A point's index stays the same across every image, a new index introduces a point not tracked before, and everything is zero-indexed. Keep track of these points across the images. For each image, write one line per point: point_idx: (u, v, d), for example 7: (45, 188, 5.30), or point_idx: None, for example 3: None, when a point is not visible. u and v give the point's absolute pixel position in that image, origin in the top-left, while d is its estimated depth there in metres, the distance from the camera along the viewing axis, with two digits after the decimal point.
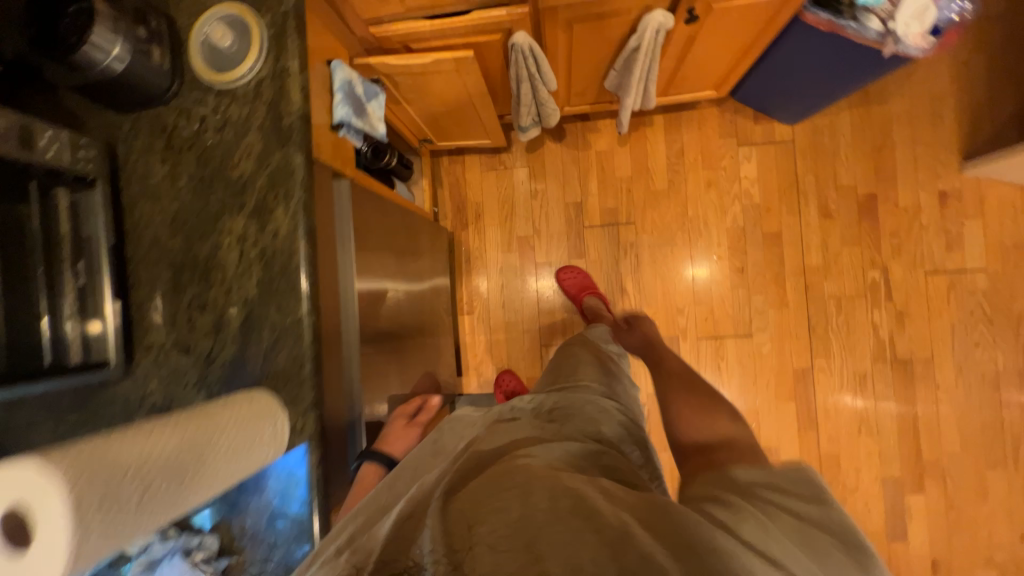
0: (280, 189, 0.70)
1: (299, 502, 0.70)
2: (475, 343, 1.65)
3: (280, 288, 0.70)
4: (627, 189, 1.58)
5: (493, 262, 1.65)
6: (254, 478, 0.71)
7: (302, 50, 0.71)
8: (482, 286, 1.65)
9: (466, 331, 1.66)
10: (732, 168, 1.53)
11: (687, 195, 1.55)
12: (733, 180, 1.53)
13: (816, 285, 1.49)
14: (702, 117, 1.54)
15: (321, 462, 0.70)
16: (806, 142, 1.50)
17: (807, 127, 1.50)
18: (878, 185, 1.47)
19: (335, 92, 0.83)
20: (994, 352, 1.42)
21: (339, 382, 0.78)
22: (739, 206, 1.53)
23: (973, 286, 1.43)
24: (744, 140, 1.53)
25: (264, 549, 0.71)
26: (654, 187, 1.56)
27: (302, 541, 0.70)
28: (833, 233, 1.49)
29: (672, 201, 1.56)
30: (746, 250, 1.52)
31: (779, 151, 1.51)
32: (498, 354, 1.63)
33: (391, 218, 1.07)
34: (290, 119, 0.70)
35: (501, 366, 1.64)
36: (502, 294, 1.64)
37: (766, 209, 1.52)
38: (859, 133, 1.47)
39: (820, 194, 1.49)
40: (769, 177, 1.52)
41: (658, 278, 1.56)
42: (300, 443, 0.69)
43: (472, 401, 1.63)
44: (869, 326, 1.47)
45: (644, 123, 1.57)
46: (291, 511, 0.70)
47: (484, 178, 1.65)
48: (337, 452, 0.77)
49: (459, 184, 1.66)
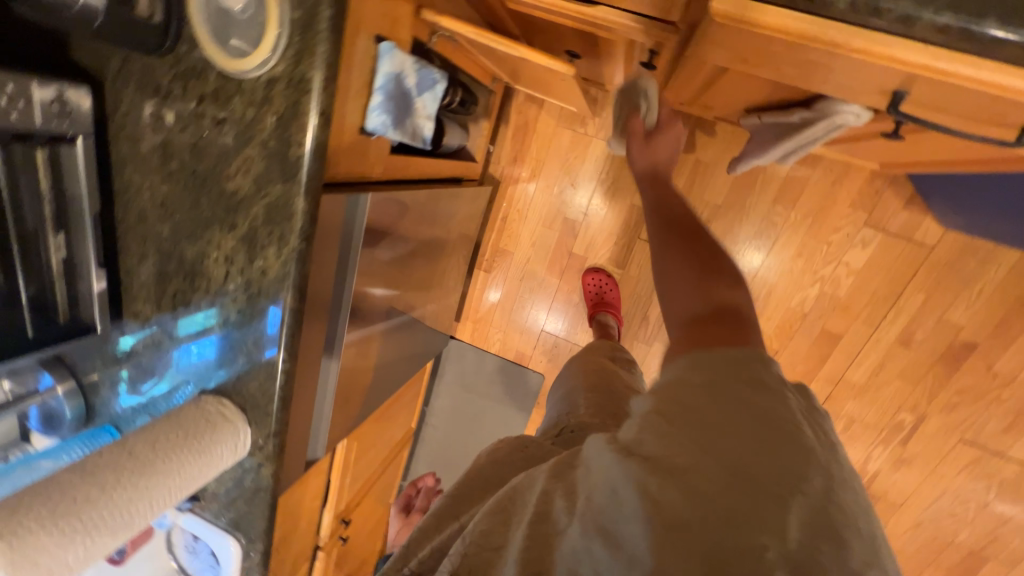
0: (274, 228, 0.60)
1: (251, 493, 0.78)
2: (479, 302, 1.64)
3: (261, 324, 0.65)
4: (706, 217, 1.33)
5: (529, 231, 1.51)
6: None
7: (330, 57, 0.51)
8: (508, 249, 1.54)
9: (477, 284, 1.61)
10: (838, 247, 1.26)
11: (767, 254, 1.32)
12: (828, 259, 1.28)
13: (839, 400, 1.37)
14: (840, 171, 1.22)
15: (273, 476, 0.75)
16: (943, 255, 1.20)
17: (957, 238, 1.18)
18: (988, 338, 1.22)
19: (375, 87, 0.63)
20: (964, 530, 1.38)
21: (309, 401, 0.79)
22: (816, 290, 1.31)
23: (999, 473, 1.31)
24: (873, 221, 1.23)
25: (218, 508, 0.80)
26: (737, 230, 1.32)
27: (249, 516, 0.80)
28: (896, 362, 1.30)
29: (747, 252, 1.33)
30: (792, 337, 1.36)
31: (905, 251, 1.22)
32: (498, 320, 1.63)
33: (422, 206, 0.94)
34: (300, 150, 0.55)
35: (497, 330, 1.65)
36: (525, 266, 1.55)
37: (842, 305, 1.30)
38: (1012, 272, 1.17)
39: (914, 318, 1.26)
40: (871, 274, 1.26)
41: None
42: (257, 457, 0.74)
43: (460, 347, 1.68)
44: (862, 456, 1.41)
45: None
46: (243, 495, 0.78)
47: (556, 135, 1.39)
48: (297, 451, 0.83)
49: (527, 130, 1.40)
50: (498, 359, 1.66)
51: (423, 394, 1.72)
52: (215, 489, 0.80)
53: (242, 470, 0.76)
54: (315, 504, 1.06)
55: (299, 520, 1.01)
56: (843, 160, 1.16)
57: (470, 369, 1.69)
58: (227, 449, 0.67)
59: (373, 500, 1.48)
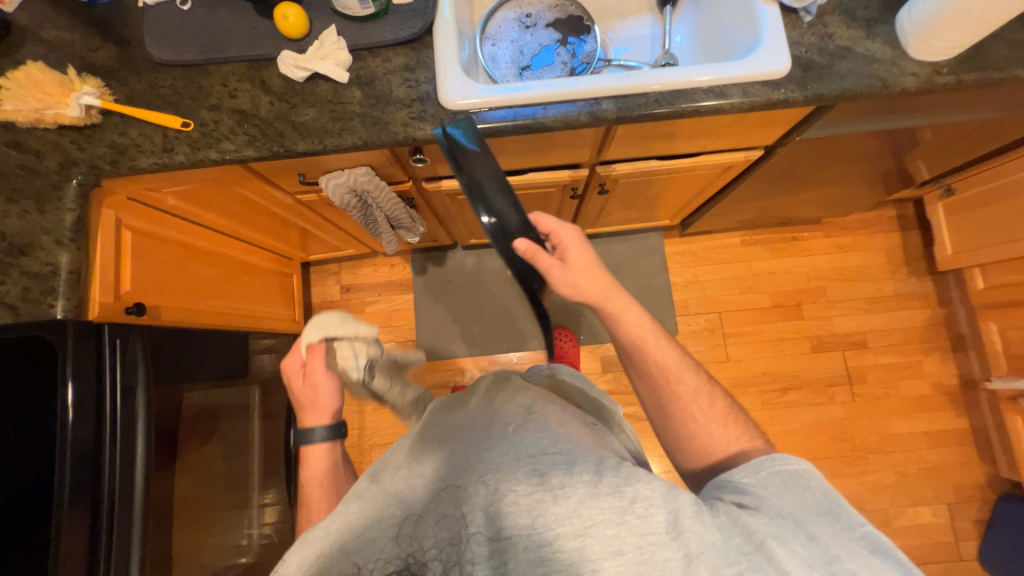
0: None
1: (870, 72, 0.74)
2: (709, 247, 1.67)
3: None
4: (888, 391, 1.57)
5: (793, 262, 1.65)
6: (877, 34, 0.77)
7: None
8: (767, 253, 1.66)
9: (720, 239, 1.67)
10: (925, 497, 1.50)
11: (888, 452, 1.53)
12: (914, 498, 1.50)
13: None
14: (967, 462, 1.52)
15: (900, 88, 0.74)
16: (958, 569, 1.46)
17: (973, 566, 1.46)
18: None
19: None
20: None
21: (916, 106, 0.86)
22: (886, 502, 1.50)
23: None
24: (952, 509, 1.50)
25: (813, 44, 0.76)
26: (891, 420, 1.55)
27: (836, 75, 0.75)
28: None
29: (878, 435, 1.54)
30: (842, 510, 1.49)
31: (945, 541, 1.48)
32: (699, 271, 1.66)
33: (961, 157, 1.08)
34: None
35: (688, 275, 1.65)
36: (762, 273, 1.65)
37: (885, 523, 1.48)
38: None
39: None
40: (921, 530, 1.48)
41: (798, 423, 1.55)
42: (921, 70, 0.74)
43: (657, 246, 1.66)
44: None
45: (955, 408, 1.56)
46: (857, 61, 0.75)
47: (876, 252, 1.65)
48: (862, 111, 0.84)
49: (869, 227, 1.67)
50: (664, 287, 1.64)
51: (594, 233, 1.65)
52: (838, 37, 0.76)
53: (890, 57, 0.75)
54: (684, 147, 0.94)
55: (701, 134, 0.88)
56: (990, 452, 1.50)
57: (639, 265, 1.66)
58: (946, 40, 0.70)
59: (539, 215, 1.27)
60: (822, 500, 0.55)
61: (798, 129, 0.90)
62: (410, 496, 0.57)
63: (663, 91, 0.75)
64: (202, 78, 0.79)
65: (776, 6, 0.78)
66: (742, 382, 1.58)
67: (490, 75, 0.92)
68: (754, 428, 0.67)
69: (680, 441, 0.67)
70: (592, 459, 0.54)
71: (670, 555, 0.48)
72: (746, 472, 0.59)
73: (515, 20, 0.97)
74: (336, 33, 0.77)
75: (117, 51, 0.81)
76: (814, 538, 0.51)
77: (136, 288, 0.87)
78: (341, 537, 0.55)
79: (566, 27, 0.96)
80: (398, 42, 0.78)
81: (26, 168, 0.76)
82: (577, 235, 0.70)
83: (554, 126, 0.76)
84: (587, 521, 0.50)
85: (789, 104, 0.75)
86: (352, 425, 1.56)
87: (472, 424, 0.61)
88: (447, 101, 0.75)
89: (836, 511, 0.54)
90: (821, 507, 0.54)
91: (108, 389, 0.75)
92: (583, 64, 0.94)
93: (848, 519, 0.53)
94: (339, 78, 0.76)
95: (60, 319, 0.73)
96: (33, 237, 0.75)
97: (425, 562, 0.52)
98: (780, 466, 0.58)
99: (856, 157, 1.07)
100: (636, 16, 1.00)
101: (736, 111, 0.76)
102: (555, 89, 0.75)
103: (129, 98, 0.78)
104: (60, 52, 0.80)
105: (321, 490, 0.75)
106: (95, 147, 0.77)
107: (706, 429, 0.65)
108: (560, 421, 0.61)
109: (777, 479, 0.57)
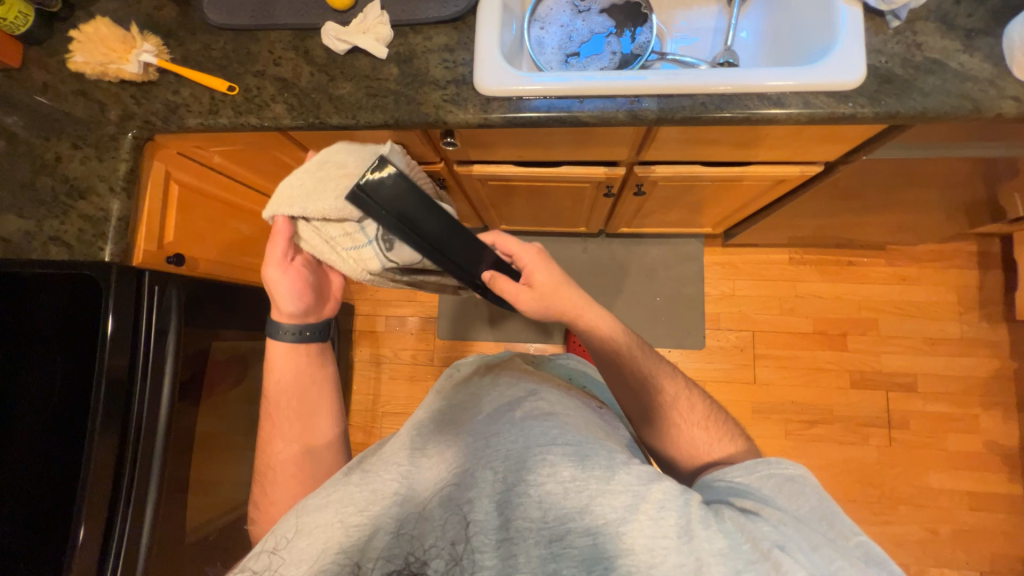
0: None
1: (961, 92, 0.65)
2: (752, 261, 1.56)
3: None
4: (932, 442, 1.44)
5: (845, 289, 1.52)
6: (976, 48, 0.67)
7: None
8: (817, 275, 1.54)
9: (766, 255, 1.56)
10: (955, 561, 1.38)
11: (921, 506, 1.41)
12: (942, 560, 1.38)
13: None
14: (1013, 532, 1.38)
15: (994, 113, 0.64)
16: None
17: None
18: None
19: None
20: None
21: (1015, 134, 0.75)
22: (910, 559, 1.39)
23: None
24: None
25: (897, 54, 0.68)
26: (930, 474, 1.42)
27: (918, 91, 0.66)
28: None
29: (912, 486, 1.42)
30: None
31: None
32: (738, 286, 1.56)
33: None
34: None
35: (725, 288, 1.56)
36: (808, 296, 1.53)
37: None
38: None
39: None
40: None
41: (823, 460, 1.45)
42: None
43: (695, 253, 1.58)
44: None
45: (1009, 473, 1.40)
46: (946, 77, 0.66)
47: (945, 290, 1.49)
48: (946, 134, 0.74)
49: (941, 261, 1.50)
50: (697, 297, 1.57)
51: (630, 233, 1.59)
52: (927, 49, 0.67)
53: (988, 75, 0.65)
54: (733, 155, 0.87)
55: (752, 144, 0.81)
56: None
57: (673, 271, 1.59)
58: None
59: (571, 209, 1.23)
60: (818, 507, 0.52)
61: (867, 147, 0.80)
62: (410, 484, 0.53)
63: (712, 94, 0.69)
64: (251, 44, 0.81)
65: (860, 7, 0.69)
66: (767, 408, 1.50)
67: (535, 60, 0.89)
68: (734, 424, 0.68)
69: (663, 444, 0.69)
70: (604, 451, 0.52)
71: (683, 562, 0.45)
72: (741, 471, 0.57)
73: (568, 3, 0.92)
74: (380, 7, 0.76)
75: (178, 11, 0.84)
76: (815, 546, 0.47)
77: (178, 239, 0.93)
78: (339, 531, 0.50)
79: (621, 14, 0.90)
80: (441, 20, 0.76)
81: (90, 117, 0.82)
82: (539, 255, 0.71)
83: (589, 121, 0.72)
84: (599, 518, 0.48)
85: (856, 121, 0.67)
86: (368, 391, 1.63)
87: (476, 408, 0.59)
88: (481, 85, 0.73)
89: (830, 517, 0.51)
90: (813, 510, 0.52)
91: (145, 330, 0.82)
92: (635, 56, 0.89)
93: (842, 527, 0.50)
94: (378, 54, 0.76)
95: (107, 262, 0.79)
96: (91, 182, 0.81)
97: (426, 561, 0.49)
98: (774, 467, 0.56)
99: (934, 184, 0.95)
100: (701, 6, 0.92)
101: (792, 123, 0.69)
102: (593, 83, 0.71)
103: (184, 58, 0.81)
104: (128, 8, 0.85)
105: (293, 387, 0.72)
106: (150, 103, 0.81)
107: (689, 433, 0.66)
108: (571, 412, 0.59)
109: (771, 480, 0.55)
